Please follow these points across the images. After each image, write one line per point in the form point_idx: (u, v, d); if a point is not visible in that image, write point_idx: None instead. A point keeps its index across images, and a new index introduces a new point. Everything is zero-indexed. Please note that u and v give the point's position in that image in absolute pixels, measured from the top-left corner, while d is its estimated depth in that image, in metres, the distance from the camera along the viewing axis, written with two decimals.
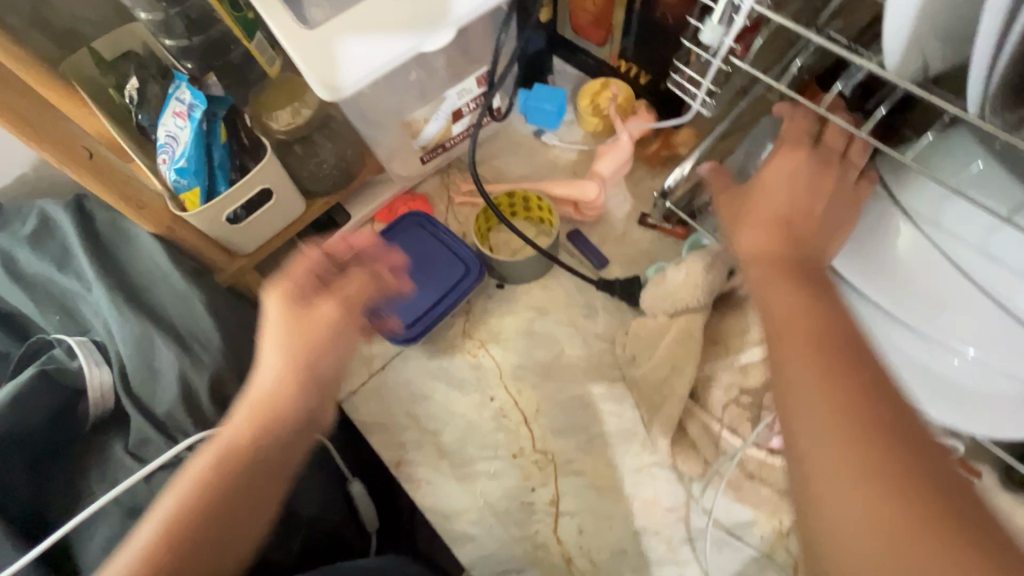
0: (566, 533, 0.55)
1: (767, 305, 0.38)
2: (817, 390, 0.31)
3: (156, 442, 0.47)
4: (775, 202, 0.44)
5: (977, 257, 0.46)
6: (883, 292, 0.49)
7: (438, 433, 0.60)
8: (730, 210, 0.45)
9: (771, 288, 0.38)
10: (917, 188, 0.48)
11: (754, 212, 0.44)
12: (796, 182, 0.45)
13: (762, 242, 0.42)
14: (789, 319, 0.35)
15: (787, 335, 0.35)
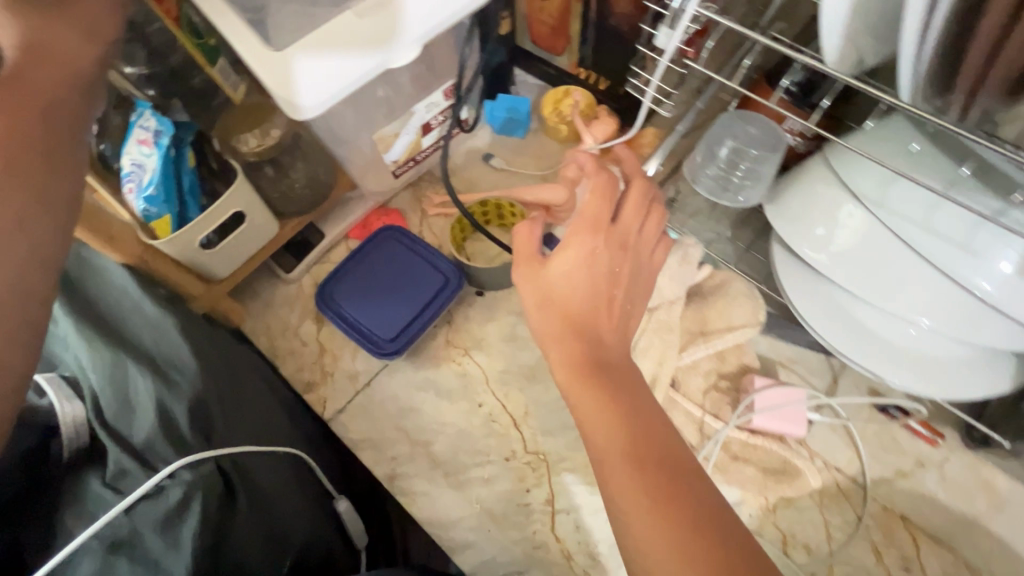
0: (563, 531, 0.55)
1: (587, 413, 0.38)
2: (633, 488, 0.35)
3: (135, 474, 0.42)
4: (554, 292, 0.42)
5: (922, 233, 0.49)
6: (833, 264, 0.54)
7: (429, 444, 0.60)
8: (540, 283, 0.42)
9: (579, 385, 0.39)
10: (865, 170, 0.51)
11: (570, 316, 0.41)
12: (586, 259, 0.42)
13: (581, 345, 0.40)
14: (606, 408, 0.38)
15: (614, 452, 0.36)
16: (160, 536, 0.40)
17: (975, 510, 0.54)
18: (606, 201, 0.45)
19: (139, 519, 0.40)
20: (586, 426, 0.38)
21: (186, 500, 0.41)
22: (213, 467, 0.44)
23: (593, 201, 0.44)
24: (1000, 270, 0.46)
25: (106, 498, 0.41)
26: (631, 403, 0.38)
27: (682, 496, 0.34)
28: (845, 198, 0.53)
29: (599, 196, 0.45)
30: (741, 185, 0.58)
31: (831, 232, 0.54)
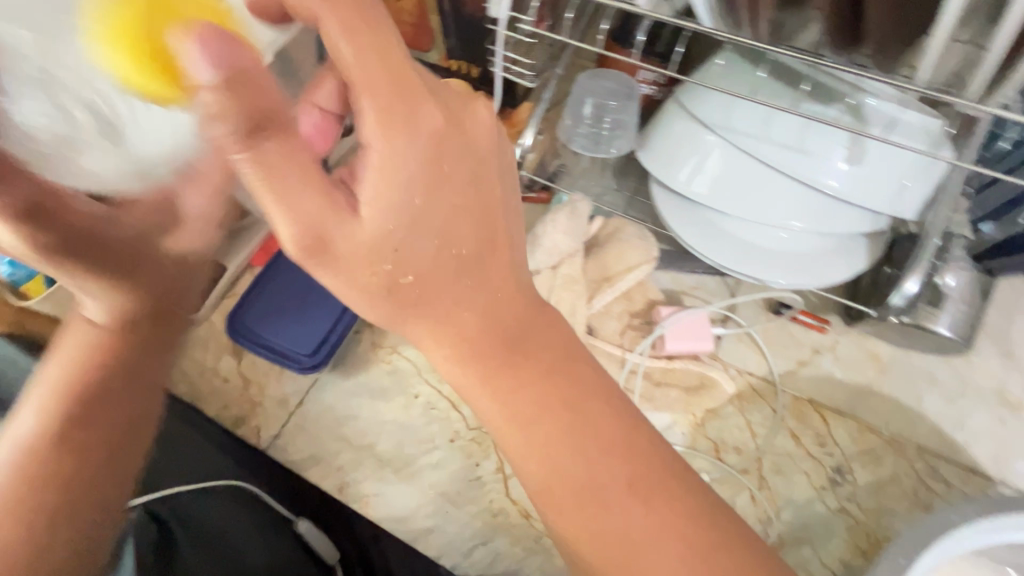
0: (518, 493, 0.57)
1: (512, 388, 0.38)
2: (570, 454, 0.38)
3: None
4: (411, 275, 0.33)
5: (766, 147, 0.54)
6: (706, 192, 0.59)
7: (373, 445, 0.60)
8: (361, 246, 0.31)
9: (485, 389, 0.38)
10: (708, 103, 0.57)
11: (436, 304, 0.35)
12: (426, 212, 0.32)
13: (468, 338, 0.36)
14: (525, 410, 0.38)
15: (550, 418, 0.38)
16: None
17: (868, 379, 0.60)
18: (424, 99, 0.31)
19: None
20: (506, 433, 0.38)
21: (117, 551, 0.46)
22: None
23: (404, 121, 0.30)
24: (837, 166, 0.52)
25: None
26: (562, 394, 0.38)
27: (639, 492, 0.37)
28: (699, 130, 0.58)
29: (405, 106, 0.30)
30: (612, 137, 0.62)
31: (695, 163, 0.59)
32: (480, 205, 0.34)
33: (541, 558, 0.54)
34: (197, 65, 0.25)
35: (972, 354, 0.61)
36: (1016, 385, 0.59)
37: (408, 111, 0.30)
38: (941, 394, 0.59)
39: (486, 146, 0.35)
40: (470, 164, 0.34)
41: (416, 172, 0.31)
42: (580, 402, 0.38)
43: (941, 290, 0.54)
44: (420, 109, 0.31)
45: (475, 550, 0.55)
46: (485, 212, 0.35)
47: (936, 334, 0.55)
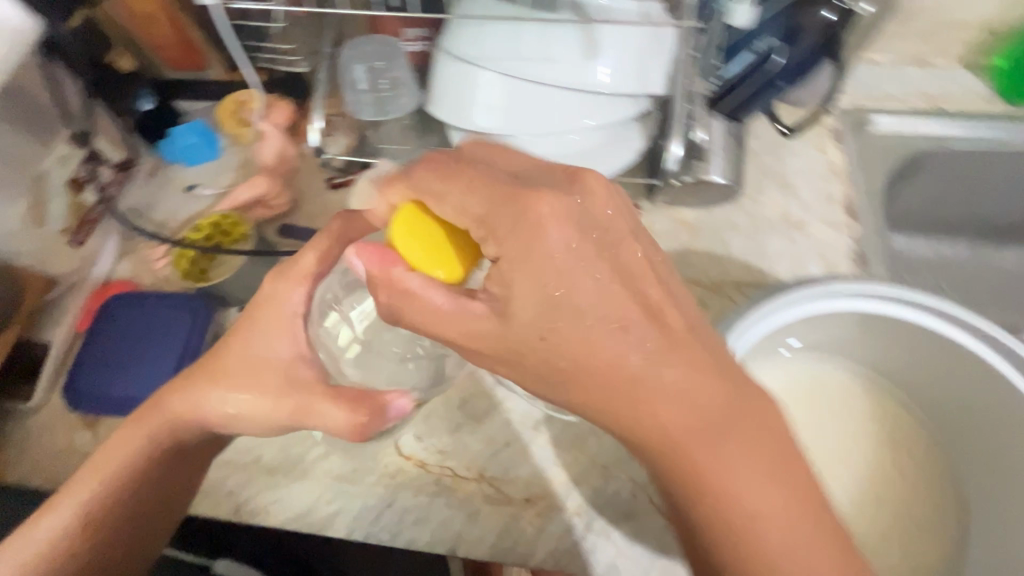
0: (410, 449, 0.59)
1: (688, 426, 0.37)
2: (755, 481, 0.37)
3: None
4: (542, 335, 0.38)
5: (520, 64, 0.59)
6: (491, 122, 0.63)
7: (258, 459, 0.60)
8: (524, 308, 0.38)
9: (658, 443, 0.38)
10: (462, 41, 0.61)
11: (595, 365, 0.38)
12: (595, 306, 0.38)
13: (673, 431, 0.37)
14: (696, 439, 0.37)
15: (743, 443, 0.37)
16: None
17: (682, 242, 0.68)
18: (574, 206, 0.39)
19: None
20: (685, 476, 0.37)
21: None
22: None
23: (541, 235, 0.38)
24: (582, 65, 0.58)
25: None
26: (749, 427, 0.37)
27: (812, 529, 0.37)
28: (465, 67, 0.62)
29: (516, 209, 0.38)
30: (393, 97, 0.65)
31: (472, 98, 0.63)
32: (621, 273, 0.39)
33: (445, 496, 0.57)
34: (354, 262, 0.45)
35: (754, 195, 0.71)
36: (795, 208, 0.70)
37: (513, 215, 0.38)
38: (741, 235, 0.68)
39: (602, 214, 0.40)
40: (631, 274, 0.39)
41: (581, 258, 0.38)
42: (762, 438, 0.37)
43: (698, 144, 0.61)
44: (562, 219, 0.38)
45: (383, 513, 0.57)
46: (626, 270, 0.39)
47: (711, 183, 0.63)
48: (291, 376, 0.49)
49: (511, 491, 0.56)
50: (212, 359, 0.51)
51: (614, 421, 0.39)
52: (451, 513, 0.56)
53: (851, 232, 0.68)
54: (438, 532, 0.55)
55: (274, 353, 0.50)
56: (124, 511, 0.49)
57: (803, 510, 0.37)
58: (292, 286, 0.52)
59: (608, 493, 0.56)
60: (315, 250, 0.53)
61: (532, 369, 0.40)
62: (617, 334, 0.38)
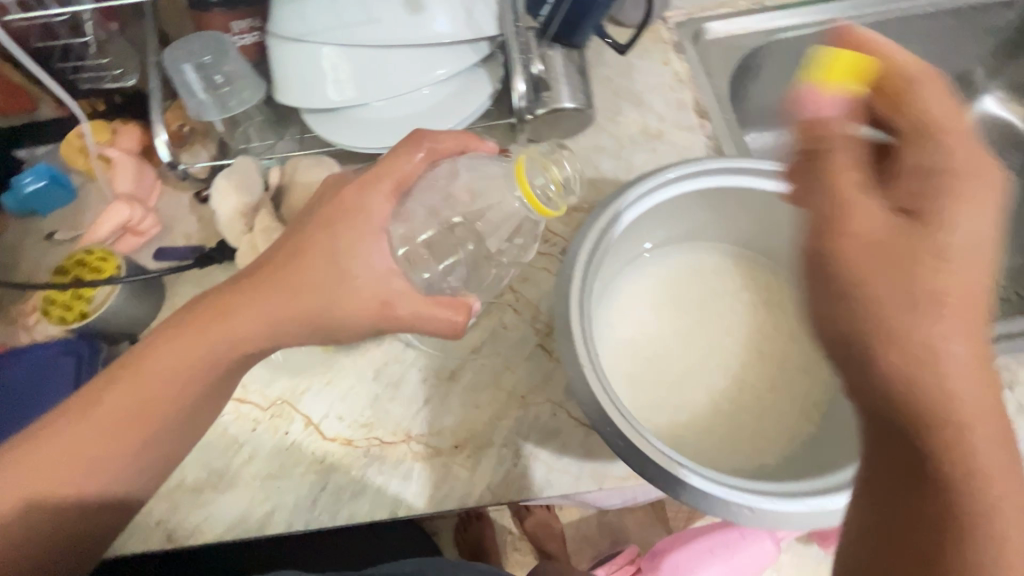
0: (333, 431, 0.59)
1: (968, 365, 0.33)
2: (990, 439, 0.34)
3: None
4: (874, 227, 0.35)
5: (347, 30, 0.60)
6: (334, 94, 0.62)
7: (180, 482, 0.58)
8: (864, 226, 0.35)
9: (929, 355, 0.33)
10: (285, 21, 0.62)
11: (891, 274, 0.34)
12: (983, 252, 0.34)
13: (926, 339, 0.33)
14: (964, 403, 0.33)
15: (980, 357, 0.33)
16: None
17: None
18: (931, 159, 0.36)
19: None
20: (950, 368, 0.33)
21: None
22: None
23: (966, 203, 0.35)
24: (404, 17, 0.60)
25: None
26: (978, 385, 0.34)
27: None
28: (300, 45, 0.61)
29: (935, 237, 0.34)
30: (232, 91, 0.63)
31: (317, 74, 0.62)
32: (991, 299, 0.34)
33: (377, 464, 0.57)
34: None
35: (613, 116, 0.74)
36: (652, 120, 0.74)
37: (895, 210, 0.35)
38: (609, 156, 0.72)
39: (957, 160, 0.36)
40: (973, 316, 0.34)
41: (907, 241, 0.34)
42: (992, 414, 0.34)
43: (539, 76, 0.64)
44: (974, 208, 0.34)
45: (319, 498, 0.57)
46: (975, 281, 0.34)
47: (565, 109, 0.66)
48: (352, 293, 0.48)
49: (439, 443, 0.58)
50: (269, 267, 0.49)
51: (909, 286, 0.34)
52: (386, 478, 0.57)
53: (705, 130, 0.73)
54: (377, 500, 0.56)
55: (344, 260, 0.48)
56: (141, 423, 0.48)
57: (1012, 477, 0.34)
58: (356, 192, 0.50)
59: (530, 419, 0.58)
60: (390, 172, 0.50)
61: (810, 208, 0.37)
62: (974, 258, 0.34)
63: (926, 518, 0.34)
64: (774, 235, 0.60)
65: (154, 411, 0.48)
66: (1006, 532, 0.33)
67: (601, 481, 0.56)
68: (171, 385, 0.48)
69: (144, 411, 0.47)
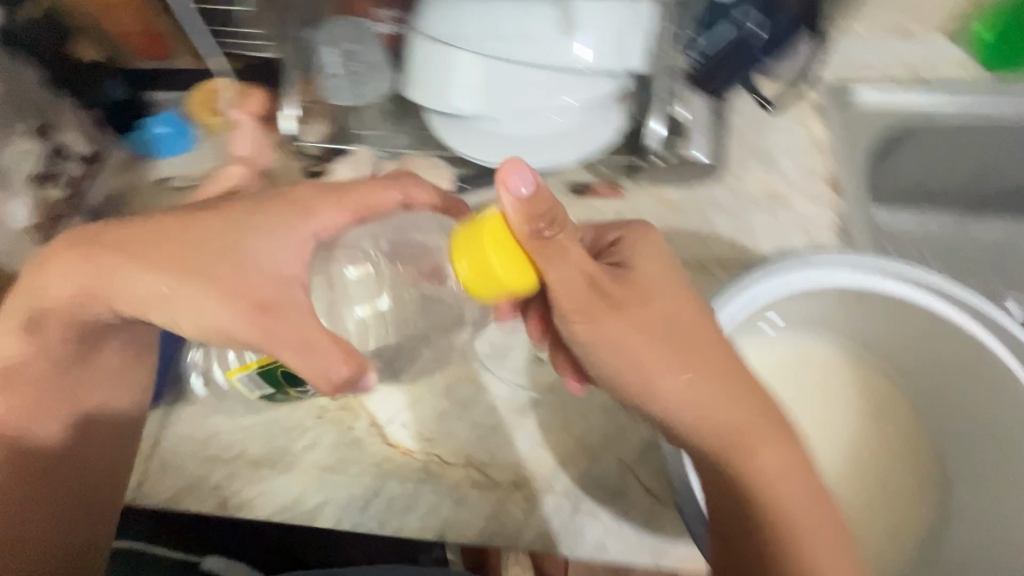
0: (397, 437, 0.59)
1: (614, 355, 0.44)
2: (692, 407, 0.42)
3: None
4: (599, 273, 0.44)
5: (493, 44, 0.58)
6: (464, 105, 0.61)
7: (243, 452, 0.59)
8: (594, 327, 0.43)
9: (642, 396, 0.43)
10: (435, 21, 0.60)
11: (623, 327, 0.43)
12: (659, 269, 0.46)
13: (606, 334, 0.43)
14: (751, 437, 0.42)
15: (652, 364, 0.43)
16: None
17: (665, 221, 0.68)
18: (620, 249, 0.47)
19: None
20: (674, 411, 0.43)
21: None
22: None
23: (641, 276, 0.45)
24: (556, 42, 0.57)
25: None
26: (727, 390, 0.42)
27: (794, 478, 0.41)
28: (441, 48, 0.60)
29: (589, 238, 0.44)
30: (365, 81, 0.65)
31: (451, 78, 0.61)
32: (642, 283, 0.45)
33: (433, 484, 0.56)
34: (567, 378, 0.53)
35: (738, 171, 0.70)
36: (780, 184, 0.69)
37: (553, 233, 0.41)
38: (725, 213, 0.68)
39: (635, 253, 0.47)
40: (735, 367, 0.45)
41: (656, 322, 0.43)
42: (783, 440, 0.42)
43: (680, 122, 0.62)
44: (660, 245, 0.47)
45: (370, 503, 0.56)
46: (639, 289, 0.44)
47: (696, 161, 0.63)
48: (247, 276, 0.44)
49: (498, 475, 0.56)
50: (153, 240, 0.45)
51: (581, 289, 0.43)
52: (440, 500, 0.56)
53: (836, 205, 0.68)
54: (426, 520, 0.55)
55: (276, 263, 0.46)
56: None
57: (761, 439, 0.42)
58: (327, 208, 0.49)
59: (596, 474, 0.56)
60: (359, 200, 0.50)
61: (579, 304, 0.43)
62: (672, 282, 0.45)
63: (743, 547, 0.41)
64: (867, 332, 0.58)
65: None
66: (799, 515, 0.40)
67: (658, 557, 0.53)
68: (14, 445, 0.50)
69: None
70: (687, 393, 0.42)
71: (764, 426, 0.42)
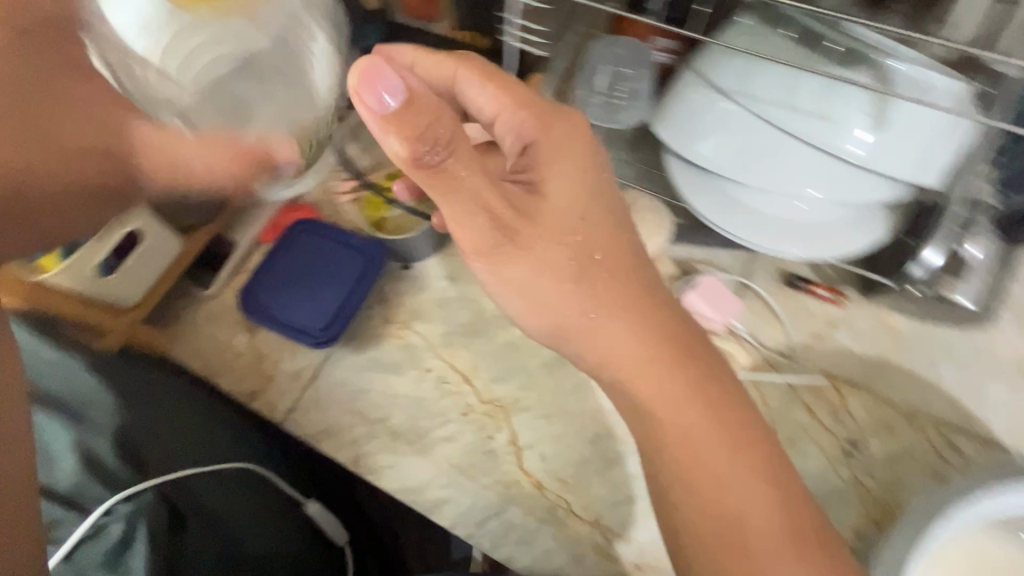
0: (531, 466, 0.57)
1: (608, 345, 0.46)
2: (648, 386, 0.46)
3: (70, 517, 0.49)
4: (594, 252, 0.46)
5: (783, 112, 0.53)
6: (715, 159, 0.58)
7: (386, 419, 0.61)
8: (534, 260, 0.46)
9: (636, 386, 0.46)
10: (727, 65, 0.56)
11: (578, 320, 0.46)
12: (571, 205, 0.47)
13: (583, 304, 0.46)
14: (681, 420, 0.45)
15: (589, 336, 0.46)
16: (107, 568, 0.48)
17: (882, 350, 0.60)
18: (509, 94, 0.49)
19: (88, 555, 0.48)
20: (634, 377, 0.46)
21: (128, 530, 0.48)
22: (153, 494, 0.51)
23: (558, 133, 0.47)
24: (855, 133, 0.52)
25: (62, 516, 0.50)
26: (676, 355, 0.46)
27: (735, 458, 0.44)
28: (718, 95, 0.57)
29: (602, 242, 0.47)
30: (626, 107, 0.62)
31: (720, 132, 0.58)
32: (605, 227, 0.47)
33: (554, 530, 0.55)
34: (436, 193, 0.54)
35: (987, 324, 0.61)
36: None
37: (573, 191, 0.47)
38: (958, 367, 0.59)
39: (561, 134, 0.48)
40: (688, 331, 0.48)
41: (606, 304, 0.46)
42: (706, 387, 0.46)
43: (963, 260, 0.58)
44: (574, 132, 0.48)
45: (489, 520, 0.56)
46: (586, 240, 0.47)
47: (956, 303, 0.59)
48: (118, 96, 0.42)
49: (622, 549, 0.54)
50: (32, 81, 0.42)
51: (549, 252, 0.46)
52: (556, 548, 0.54)
53: None
54: (537, 561, 0.54)
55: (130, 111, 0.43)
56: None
57: (725, 420, 0.45)
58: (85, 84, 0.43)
59: None
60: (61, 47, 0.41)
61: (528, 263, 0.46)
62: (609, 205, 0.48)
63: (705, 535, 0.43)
64: None
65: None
66: (760, 488, 0.44)
67: None
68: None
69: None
70: (641, 359, 0.46)
71: (677, 366, 0.46)
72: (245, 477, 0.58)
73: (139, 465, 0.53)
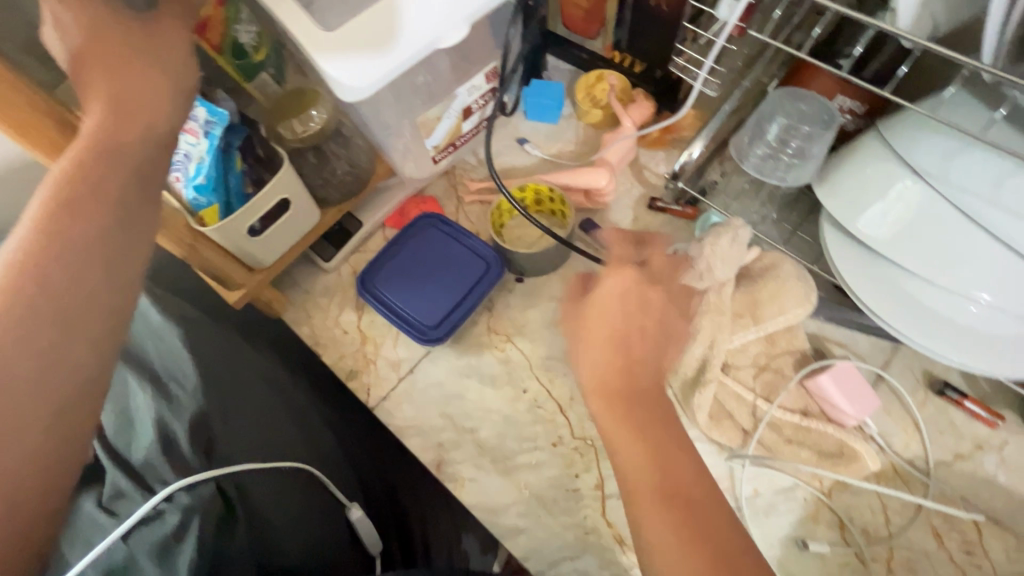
0: (615, 517, 0.55)
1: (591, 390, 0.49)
2: (635, 436, 0.46)
3: (132, 495, 0.41)
4: (602, 338, 0.50)
5: (986, 205, 0.47)
6: (880, 235, 0.53)
7: (474, 431, 0.60)
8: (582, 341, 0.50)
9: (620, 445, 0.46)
10: (927, 142, 0.50)
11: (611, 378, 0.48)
12: (611, 310, 0.51)
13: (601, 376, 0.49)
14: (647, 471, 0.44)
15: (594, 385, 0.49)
16: (157, 563, 0.38)
17: None
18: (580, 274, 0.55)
19: (138, 543, 0.39)
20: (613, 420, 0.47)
21: (185, 523, 0.40)
22: (212, 489, 0.43)
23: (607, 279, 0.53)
24: None
25: (101, 523, 0.40)
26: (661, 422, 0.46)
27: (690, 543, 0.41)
28: (900, 169, 0.52)
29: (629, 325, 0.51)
30: (790, 165, 0.58)
31: (892, 210, 0.52)
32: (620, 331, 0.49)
33: None
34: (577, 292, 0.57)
35: None
36: None
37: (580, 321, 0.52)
38: None
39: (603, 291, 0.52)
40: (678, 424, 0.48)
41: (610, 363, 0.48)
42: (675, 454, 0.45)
43: None
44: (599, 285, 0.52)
45: (562, 562, 0.54)
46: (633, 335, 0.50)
47: None
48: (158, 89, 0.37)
49: None
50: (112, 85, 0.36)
51: (594, 335, 0.50)
52: None
53: None
54: None
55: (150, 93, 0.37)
56: (86, 200, 0.33)
57: (657, 502, 0.43)
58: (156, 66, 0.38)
59: None
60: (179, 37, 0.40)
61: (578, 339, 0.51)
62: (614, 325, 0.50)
63: None
64: None
65: (127, 40, 0.36)
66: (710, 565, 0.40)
67: None
68: (126, 97, 0.36)
69: (108, 117, 0.35)
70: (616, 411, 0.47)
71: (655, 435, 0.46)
72: (298, 476, 0.53)
73: (209, 456, 0.46)
